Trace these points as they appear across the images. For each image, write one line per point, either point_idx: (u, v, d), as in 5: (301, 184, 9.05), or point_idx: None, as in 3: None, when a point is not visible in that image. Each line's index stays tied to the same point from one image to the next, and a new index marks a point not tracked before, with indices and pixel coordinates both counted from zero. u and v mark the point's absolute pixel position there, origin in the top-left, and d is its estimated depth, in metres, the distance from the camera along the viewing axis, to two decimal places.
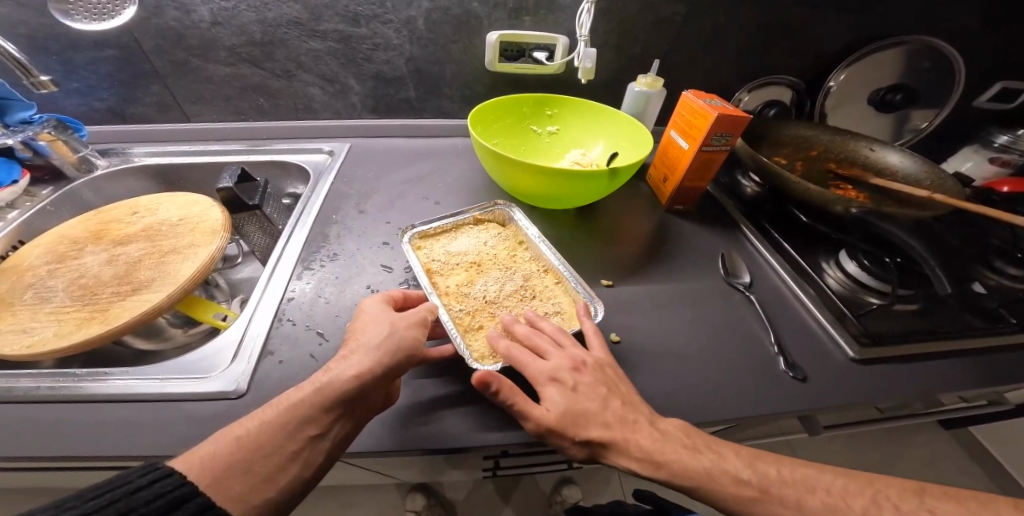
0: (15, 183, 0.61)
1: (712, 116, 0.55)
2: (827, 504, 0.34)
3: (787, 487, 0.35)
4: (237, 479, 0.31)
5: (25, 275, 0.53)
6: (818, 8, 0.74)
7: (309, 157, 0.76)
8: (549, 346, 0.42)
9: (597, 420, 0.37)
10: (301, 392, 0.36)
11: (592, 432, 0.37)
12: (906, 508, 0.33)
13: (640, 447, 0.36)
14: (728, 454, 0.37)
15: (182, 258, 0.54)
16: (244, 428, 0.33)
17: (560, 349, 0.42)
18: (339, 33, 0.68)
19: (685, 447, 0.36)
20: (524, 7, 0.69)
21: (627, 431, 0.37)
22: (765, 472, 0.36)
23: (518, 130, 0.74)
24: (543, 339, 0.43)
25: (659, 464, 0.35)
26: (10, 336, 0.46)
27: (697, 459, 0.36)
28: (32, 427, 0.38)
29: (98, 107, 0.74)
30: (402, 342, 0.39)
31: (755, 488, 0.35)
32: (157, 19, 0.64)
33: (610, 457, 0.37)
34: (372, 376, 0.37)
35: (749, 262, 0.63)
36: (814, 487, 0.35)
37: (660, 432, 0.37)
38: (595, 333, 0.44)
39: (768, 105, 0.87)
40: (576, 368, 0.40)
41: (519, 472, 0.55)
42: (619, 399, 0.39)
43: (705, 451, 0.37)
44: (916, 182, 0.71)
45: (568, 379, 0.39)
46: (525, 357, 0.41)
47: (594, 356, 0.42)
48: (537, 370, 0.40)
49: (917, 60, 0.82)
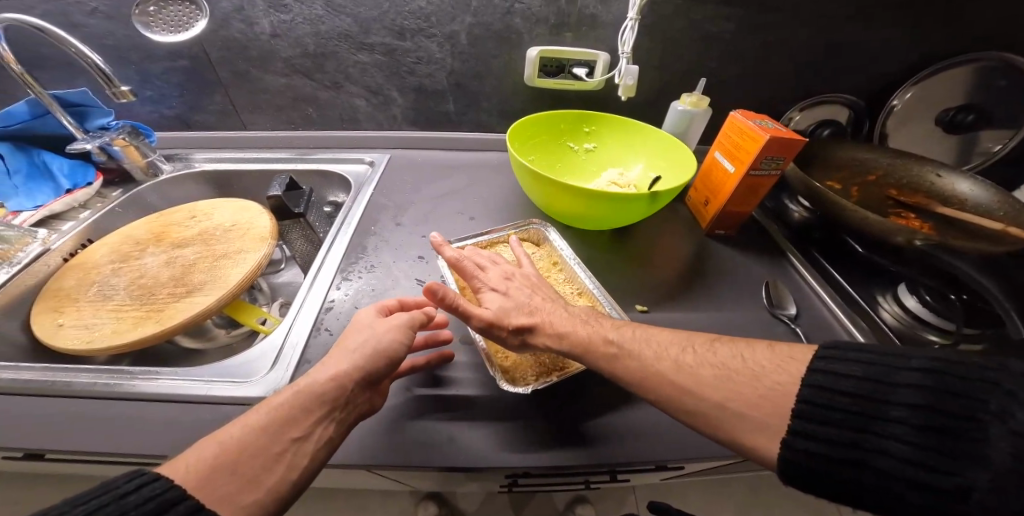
0: (89, 185, 0.68)
1: (763, 139, 0.53)
2: (656, 353, 0.40)
3: (641, 342, 0.42)
4: (224, 480, 0.31)
5: (91, 273, 0.57)
6: (879, 24, 0.70)
7: (351, 167, 0.78)
8: (485, 262, 0.51)
9: (524, 310, 0.45)
10: (281, 396, 0.37)
11: (519, 320, 0.44)
12: (699, 350, 0.40)
13: (554, 325, 0.44)
14: (606, 324, 0.44)
15: (231, 262, 0.57)
16: (228, 432, 0.34)
17: (494, 266, 0.51)
18: (386, 46, 0.71)
19: (584, 321, 0.44)
20: (566, 23, 0.68)
21: (546, 315, 0.44)
22: (626, 332, 0.43)
23: (554, 147, 0.73)
24: (479, 260, 0.51)
25: (563, 335, 0.43)
26: (74, 331, 0.50)
27: (591, 330, 0.43)
28: (90, 419, 0.42)
29: (167, 114, 0.80)
30: (378, 344, 0.41)
31: (617, 346, 0.41)
32: (224, 31, 0.68)
33: (532, 339, 0.44)
34: (350, 379, 0.38)
35: (796, 293, 0.59)
36: (650, 339, 0.42)
37: (568, 311, 0.45)
38: (523, 256, 0.54)
39: (822, 124, 0.82)
40: (507, 277, 0.50)
41: (534, 490, 0.52)
42: (541, 295, 0.48)
43: (597, 322, 0.44)
44: (987, 212, 0.64)
45: (502, 286, 0.48)
46: (472, 269, 0.49)
47: (522, 271, 0.51)
48: (480, 282, 0.48)
49: (990, 78, 0.75)
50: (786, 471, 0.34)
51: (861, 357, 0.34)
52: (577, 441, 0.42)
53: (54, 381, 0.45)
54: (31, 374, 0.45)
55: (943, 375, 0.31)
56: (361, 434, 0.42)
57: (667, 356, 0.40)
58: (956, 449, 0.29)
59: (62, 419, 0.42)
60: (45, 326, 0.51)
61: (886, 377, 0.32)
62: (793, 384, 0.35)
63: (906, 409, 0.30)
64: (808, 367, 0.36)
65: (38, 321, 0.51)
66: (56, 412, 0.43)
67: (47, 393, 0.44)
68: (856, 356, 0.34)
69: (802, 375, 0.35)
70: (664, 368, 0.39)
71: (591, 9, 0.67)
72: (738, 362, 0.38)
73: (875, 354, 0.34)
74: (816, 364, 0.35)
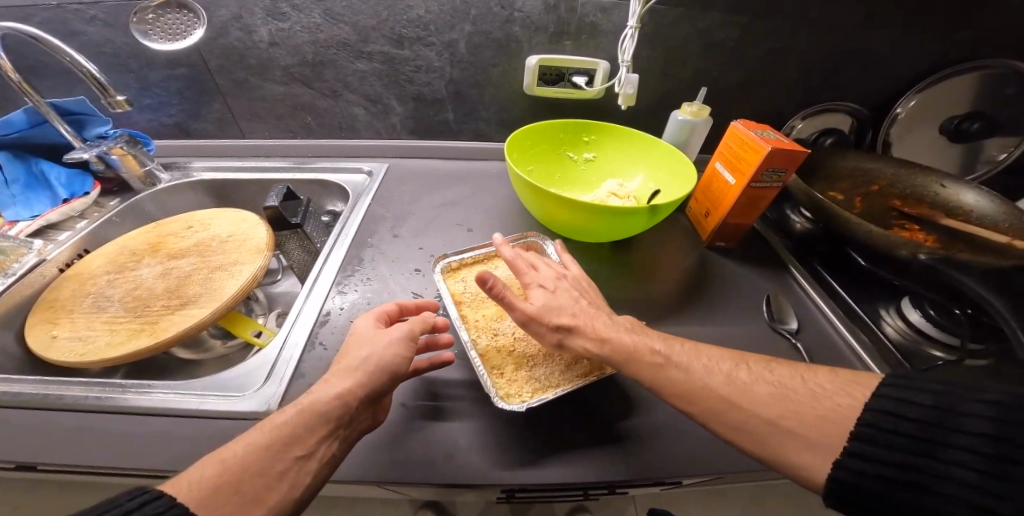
0: (87, 194, 0.68)
1: (764, 150, 0.52)
2: (706, 366, 0.40)
3: (685, 354, 0.41)
4: (226, 499, 0.31)
5: (87, 284, 0.57)
6: (883, 32, 0.69)
7: (350, 177, 0.78)
8: (539, 262, 0.51)
9: (570, 310, 0.44)
10: (285, 414, 0.36)
11: (562, 318, 0.43)
12: (755, 370, 0.40)
13: (595, 327, 0.43)
14: (652, 335, 0.43)
15: (227, 274, 0.56)
16: (231, 451, 0.33)
17: (546, 266, 0.51)
18: (384, 54, 0.70)
19: (629, 329, 0.43)
20: (566, 32, 0.68)
21: (591, 319, 0.44)
22: (675, 349, 0.42)
23: (553, 156, 0.73)
24: (534, 260, 0.52)
25: (605, 340, 0.42)
26: (68, 343, 0.49)
27: (635, 337, 0.43)
28: (82, 434, 0.41)
29: (166, 122, 0.80)
30: (381, 361, 0.40)
31: (662, 357, 0.41)
32: (222, 39, 0.68)
33: (569, 340, 0.43)
34: (354, 397, 0.37)
35: (800, 309, 0.58)
36: (700, 356, 0.41)
37: (614, 320, 0.44)
38: (570, 261, 0.54)
39: (825, 132, 0.81)
40: (558, 278, 0.49)
41: (534, 498, 0.47)
42: (589, 300, 0.47)
43: (641, 333, 0.43)
44: (993, 223, 0.64)
45: (551, 285, 0.47)
46: (524, 266, 0.49)
47: (572, 274, 0.51)
48: (529, 277, 0.48)
49: (998, 86, 0.73)
50: (840, 493, 0.34)
51: (929, 386, 0.34)
52: (577, 456, 0.41)
53: (47, 395, 0.44)
54: (24, 387, 0.45)
55: (1013, 407, 0.30)
56: (361, 449, 0.41)
57: (718, 370, 0.40)
58: (1014, 474, 0.29)
59: (54, 433, 0.41)
60: (39, 338, 0.50)
61: (955, 406, 0.32)
62: (855, 408, 0.35)
63: (976, 438, 0.31)
64: (872, 392, 0.36)
65: (32, 333, 0.51)
66: (48, 426, 0.42)
67: (40, 406, 0.44)
68: (926, 384, 0.34)
69: (865, 400, 0.35)
70: (714, 382, 0.39)
71: (591, 17, 0.66)
72: (796, 382, 0.38)
73: (941, 384, 0.34)
74: (880, 389, 0.35)
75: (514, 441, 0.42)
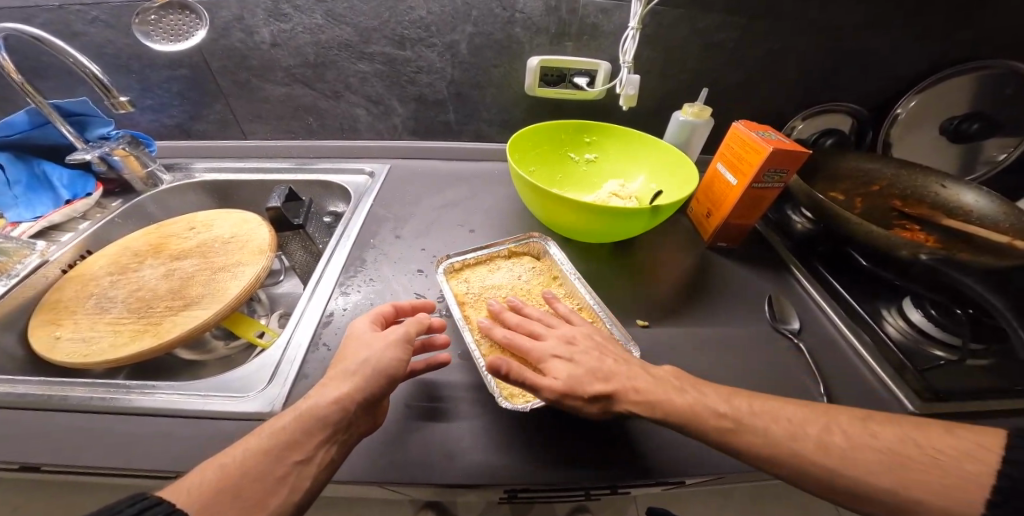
0: (89, 195, 0.68)
1: (765, 151, 0.52)
2: (790, 432, 0.36)
3: (758, 417, 0.37)
4: (226, 504, 0.31)
5: (90, 285, 0.57)
6: (882, 33, 0.69)
7: (352, 178, 0.78)
8: (540, 327, 0.46)
9: (599, 376, 0.40)
10: (283, 419, 0.36)
11: (596, 388, 0.39)
12: (853, 432, 0.36)
13: (637, 391, 0.39)
14: (708, 392, 0.39)
15: (230, 275, 0.56)
16: (229, 456, 0.33)
17: (551, 330, 0.45)
18: (386, 55, 0.70)
19: (675, 387, 0.39)
20: (567, 33, 0.68)
21: (625, 380, 0.40)
22: (738, 406, 0.38)
23: (555, 157, 0.73)
24: (535, 324, 0.46)
25: (654, 401, 0.38)
26: (71, 344, 0.50)
27: (685, 397, 0.39)
28: (86, 435, 0.41)
29: (168, 123, 0.80)
30: (379, 364, 0.40)
31: (731, 420, 0.37)
32: (224, 40, 0.68)
33: (613, 406, 0.39)
34: (353, 400, 0.37)
35: (801, 310, 0.59)
36: (779, 417, 0.37)
37: (653, 376, 0.40)
38: (571, 311, 0.49)
39: (826, 133, 0.81)
40: (568, 342, 0.44)
41: (537, 499, 0.46)
42: (612, 356, 0.42)
43: (691, 390, 0.39)
44: (993, 223, 0.64)
45: (565, 351, 0.42)
46: (525, 342, 0.44)
47: (580, 329, 0.45)
48: (538, 350, 0.43)
49: (997, 86, 0.74)
50: None
51: None
52: (579, 456, 0.42)
53: (51, 396, 0.44)
54: (28, 389, 0.45)
55: None
56: (365, 449, 0.41)
57: (806, 433, 0.36)
58: None
59: (58, 434, 0.42)
60: (42, 339, 0.50)
61: None
62: (987, 476, 0.32)
63: None
64: (1004, 457, 0.33)
65: (35, 334, 0.51)
66: (51, 427, 0.42)
67: (43, 408, 0.44)
68: None
69: (996, 467, 0.32)
70: (803, 448, 0.35)
71: (592, 18, 0.67)
72: (911, 448, 0.34)
73: None
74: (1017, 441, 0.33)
75: (517, 440, 0.42)
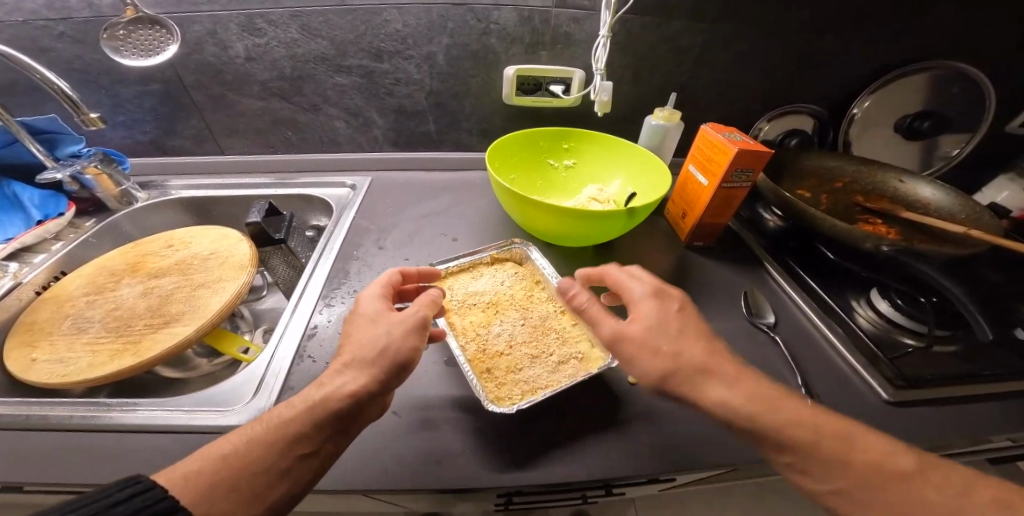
0: (61, 215, 0.66)
1: (732, 152, 0.55)
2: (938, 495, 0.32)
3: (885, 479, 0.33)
4: (222, 497, 0.31)
5: (65, 306, 0.56)
6: (838, 37, 0.73)
7: (333, 191, 0.78)
8: (662, 302, 0.43)
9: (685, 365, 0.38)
10: (294, 407, 0.36)
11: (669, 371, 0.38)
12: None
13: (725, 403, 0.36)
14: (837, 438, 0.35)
15: (211, 292, 0.56)
16: (231, 446, 0.33)
17: (673, 308, 0.42)
18: (363, 68, 0.71)
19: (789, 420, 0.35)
20: (541, 42, 0.70)
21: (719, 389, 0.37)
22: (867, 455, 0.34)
23: (535, 165, 0.75)
24: (661, 296, 0.43)
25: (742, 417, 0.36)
26: (47, 366, 0.48)
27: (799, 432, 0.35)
28: (66, 455, 0.40)
29: (141, 139, 0.79)
30: (396, 353, 0.39)
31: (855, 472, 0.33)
32: (197, 55, 0.68)
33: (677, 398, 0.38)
34: (366, 396, 0.37)
35: (775, 304, 0.61)
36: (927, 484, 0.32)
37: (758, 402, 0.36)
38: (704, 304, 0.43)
39: (791, 134, 0.85)
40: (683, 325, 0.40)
41: (532, 506, 0.47)
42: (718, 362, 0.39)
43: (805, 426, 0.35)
44: (949, 215, 0.69)
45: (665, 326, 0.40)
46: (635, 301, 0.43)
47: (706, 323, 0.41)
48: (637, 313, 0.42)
49: (946, 86, 0.80)
50: None
51: None
52: (571, 454, 0.42)
53: (30, 416, 0.43)
54: (3, 411, 0.44)
55: None
56: (353, 459, 0.41)
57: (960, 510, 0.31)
58: None
59: (31, 457, 0.40)
60: (17, 361, 0.49)
61: None
62: None
63: None
64: None
65: (10, 357, 0.50)
66: (29, 449, 0.41)
67: (21, 429, 0.42)
68: None
69: None
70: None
71: (566, 27, 0.69)
72: None
73: None
74: None
75: (508, 444, 0.43)
